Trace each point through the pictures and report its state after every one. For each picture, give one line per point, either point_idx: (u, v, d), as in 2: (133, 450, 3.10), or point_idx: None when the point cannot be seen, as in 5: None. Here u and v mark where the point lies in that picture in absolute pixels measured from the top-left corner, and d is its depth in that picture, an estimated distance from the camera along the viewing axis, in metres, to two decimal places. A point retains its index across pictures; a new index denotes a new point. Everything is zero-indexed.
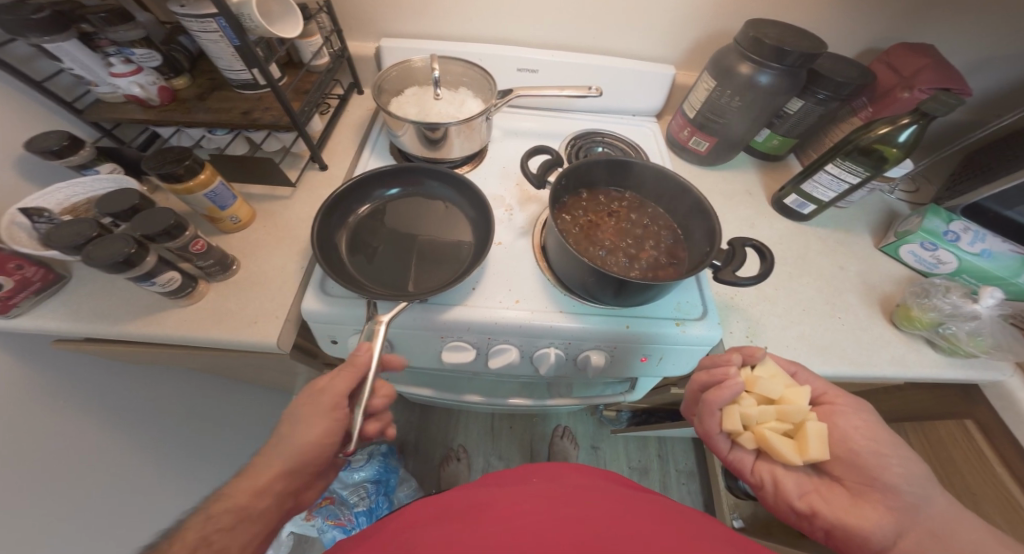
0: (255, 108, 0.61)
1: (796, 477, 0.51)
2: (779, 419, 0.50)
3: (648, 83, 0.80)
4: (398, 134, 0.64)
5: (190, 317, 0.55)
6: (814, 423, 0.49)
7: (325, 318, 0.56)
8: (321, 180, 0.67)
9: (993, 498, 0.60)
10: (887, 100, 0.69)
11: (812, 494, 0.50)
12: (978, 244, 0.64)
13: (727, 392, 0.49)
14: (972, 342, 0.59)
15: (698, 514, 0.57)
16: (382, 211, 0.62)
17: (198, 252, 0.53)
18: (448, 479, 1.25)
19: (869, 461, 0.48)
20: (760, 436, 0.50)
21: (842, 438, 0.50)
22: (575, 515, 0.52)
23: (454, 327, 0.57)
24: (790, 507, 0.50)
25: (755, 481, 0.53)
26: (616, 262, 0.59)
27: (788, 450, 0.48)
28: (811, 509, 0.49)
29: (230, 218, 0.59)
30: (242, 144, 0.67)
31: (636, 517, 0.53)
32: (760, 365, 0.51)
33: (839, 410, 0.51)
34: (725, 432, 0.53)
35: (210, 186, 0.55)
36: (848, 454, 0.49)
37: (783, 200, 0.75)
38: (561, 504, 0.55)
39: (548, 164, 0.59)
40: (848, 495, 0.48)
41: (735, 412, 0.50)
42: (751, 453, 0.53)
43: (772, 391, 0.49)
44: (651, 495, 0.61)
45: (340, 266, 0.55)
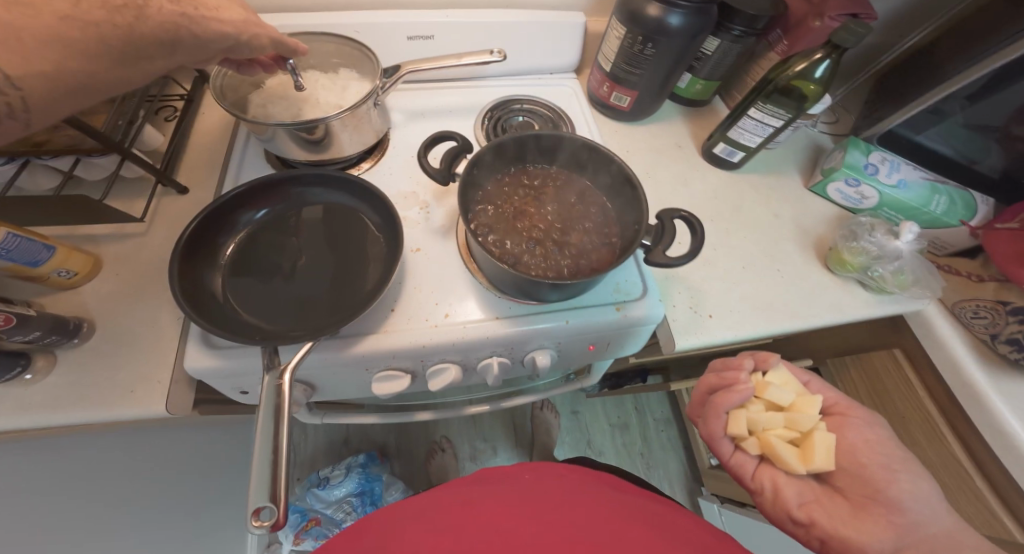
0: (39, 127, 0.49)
1: (797, 486, 0.49)
2: (786, 427, 0.50)
3: (558, 35, 0.71)
4: (267, 139, 0.53)
5: (35, 400, 0.46)
6: (823, 432, 0.48)
7: (220, 373, 0.48)
8: (182, 206, 0.58)
9: (920, 422, 0.65)
10: (800, 30, 0.64)
11: (813, 502, 0.48)
12: (894, 175, 0.66)
13: (738, 396, 0.48)
14: (896, 280, 0.61)
15: (686, 518, 0.55)
16: (255, 240, 0.52)
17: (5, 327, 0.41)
18: (437, 472, 1.20)
19: (877, 474, 0.47)
20: (765, 442, 0.49)
21: (850, 450, 0.49)
22: (562, 518, 0.48)
23: (376, 358, 0.50)
24: (788, 515, 0.48)
25: (755, 487, 0.51)
26: (545, 253, 0.53)
27: (792, 458, 0.48)
28: (810, 519, 0.47)
29: (57, 272, 0.48)
30: (51, 177, 0.53)
31: (621, 518, 0.50)
32: (772, 371, 0.51)
33: (850, 421, 0.51)
34: (728, 435, 0.51)
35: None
36: (855, 465, 0.48)
37: (712, 149, 0.72)
38: (549, 509, 0.51)
39: (453, 153, 0.51)
40: (850, 506, 0.47)
41: (742, 417, 0.49)
42: (753, 459, 0.51)
43: (782, 397, 0.49)
44: (640, 497, 0.59)
45: (219, 311, 0.47)
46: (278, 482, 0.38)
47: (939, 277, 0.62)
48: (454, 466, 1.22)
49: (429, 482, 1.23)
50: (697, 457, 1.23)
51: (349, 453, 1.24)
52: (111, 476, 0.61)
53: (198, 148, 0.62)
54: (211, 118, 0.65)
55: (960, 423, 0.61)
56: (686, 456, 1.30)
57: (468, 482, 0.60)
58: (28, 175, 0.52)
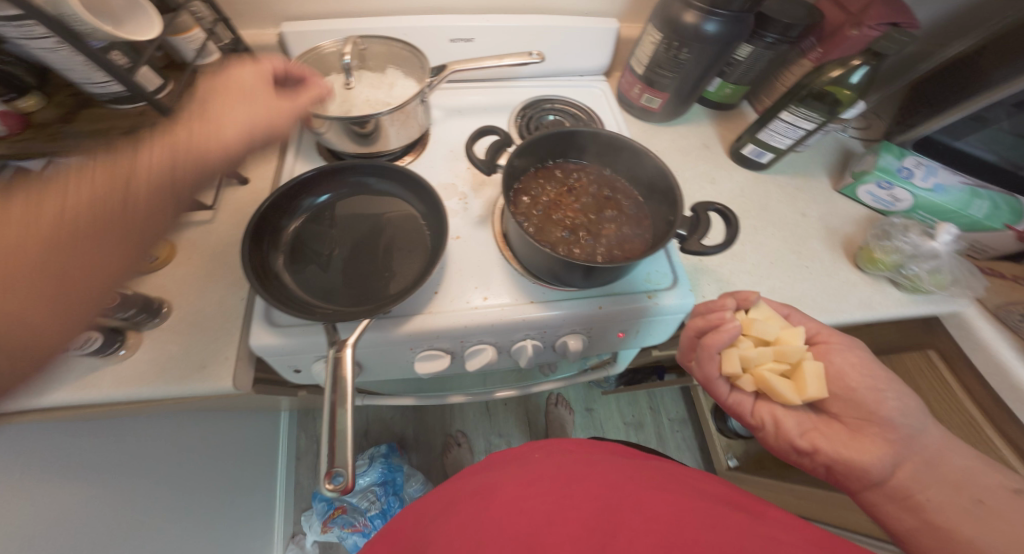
0: (140, 125, 0.52)
1: (795, 416, 0.53)
2: (776, 359, 0.51)
3: (590, 40, 0.75)
4: (322, 133, 0.58)
5: (119, 375, 0.50)
6: (811, 362, 0.50)
7: (281, 350, 0.51)
8: (243, 197, 0.62)
9: (961, 423, 0.66)
10: (836, 39, 0.67)
11: (812, 431, 0.52)
12: (931, 179, 0.67)
13: (726, 336, 0.49)
14: (933, 280, 0.62)
15: (687, 470, 0.58)
16: (312, 225, 0.56)
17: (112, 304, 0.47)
18: (452, 465, 1.23)
19: (866, 397, 0.50)
20: (759, 377, 0.51)
21: (839, 375, 0.51)
22: (579, 489, 0.51)
23: (423, 338, 0.53)
24: (790, 445, 0.52)
25: (755, 422, 0.55)
26: (581, 242, 0.56)
27: (787, 390, 0.50)
28: (812, 447, 0.51)
29: (148, 256, 0.53)
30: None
31: (636, 482, 0.52)
32: (754, 309, 0.52)
33: (834, 347, 0.52)
34: (724, 376, 0.53)
35: None
36: (845, 390, 0.51)
37: (740, 150, 0.74)
38: (566, 479, 0.53)
39: (496, 146, 0.55)
40: (847, 431, 0.50)
41: (734, 355, 0.50)
42: (750, 395, 0.54)
43: (767, 332, 0.50)
44: (645, 459, 0.61)
45: (281, 287, 0.50)
46: (345, 438, 0.43)
47: (981, 276, 0.63)
48: (469, 459, 1.25)
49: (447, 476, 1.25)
50: (713, 457, 1.24)
51: (369, 444, 1.27)
52: None
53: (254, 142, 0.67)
54: None
55: (1004, 423, 0.62)
56: (701, 457, 1.31)
57: (482, 469, 0.62)
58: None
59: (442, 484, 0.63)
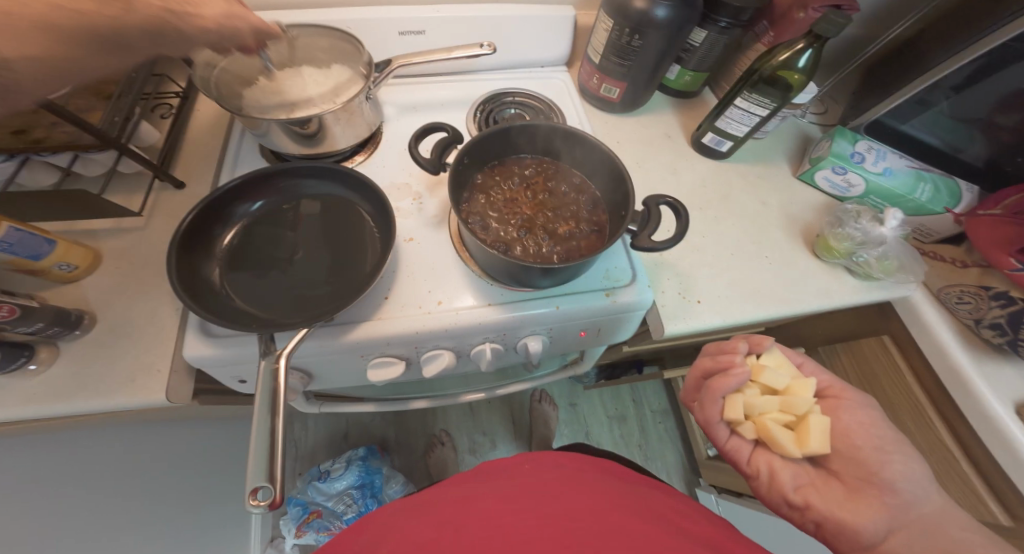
0: (34, 125, 0.50)
1: (793, 470, 0.51)
2: (782, 410, 0.51)
3: (548, 28, 0.72)
4: (262, 134, 0.55)
5: (42, 390, 0.48)
6: (817, 416, 0.49)
7: (216, 362, 0.49)
8: (181, 202, 0.60)
9: (908, 406, 0.67)
10: (785, 22, 0.65)
11: (808, 486, 0.50)
12: (881, 163, 0.67)
13: (733, 381, 0.49)
14: (882, 266, 0.62)
15: (678, 501, 0.57)
16: (251, 232, 0.54)
17: (11, 317, 0.43)
18: (437, 465, 1.21)
19: (871, 456, 0.48)
20: (761, 426, 0.50)
21: (844, 433, 0.51)
22: (561, 510, 0.49)
23: (371, 345, 0.51)
24: (783, 498, 0.50)
25: (751, 471, 0.53)
26: (535, 240, 0.54)
27: (788, 442, 0.49)
28: (805, 502, 0.49)
29: (57, 265, 0.50)
30: (45, 173, 0.54)
31: (621, 509, 0.50)
32: (765, 354, 0.52)
33: (844, 404, 0.52)
34: (724, 421, 0.53)
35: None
36: (850, 448, 0.50)
37: (701, 139, 0.73)
38: (551, 499, 0.51)
39: (443, 144, 0.53)
40: (843, 488, 0.49)
41: (738, 401, 0.50)
42: (749, 443, 0.53)
43: (776, 381, 0.50)
44: (635, 484, 0.59)
45: (217, 300, 0.48)
46: (277, 449, 0.40)
47: (922, 261, 0.63)
48: (453, 459, 1.23)
49: (429, 475, 1.24)
50: (695, 448, 1.24)
51: (349, 446, 1.25)
52: (109, 465, 0.62)
53: (195, 144, 0.64)
54: (208, 114, 0.66)
55: (947, 407, 0.63)
56: (684, 448, 1.31)
57: (471, 478, 0.60)
58: (27, 173, 0.53)
59: (402, 497, 0.59)
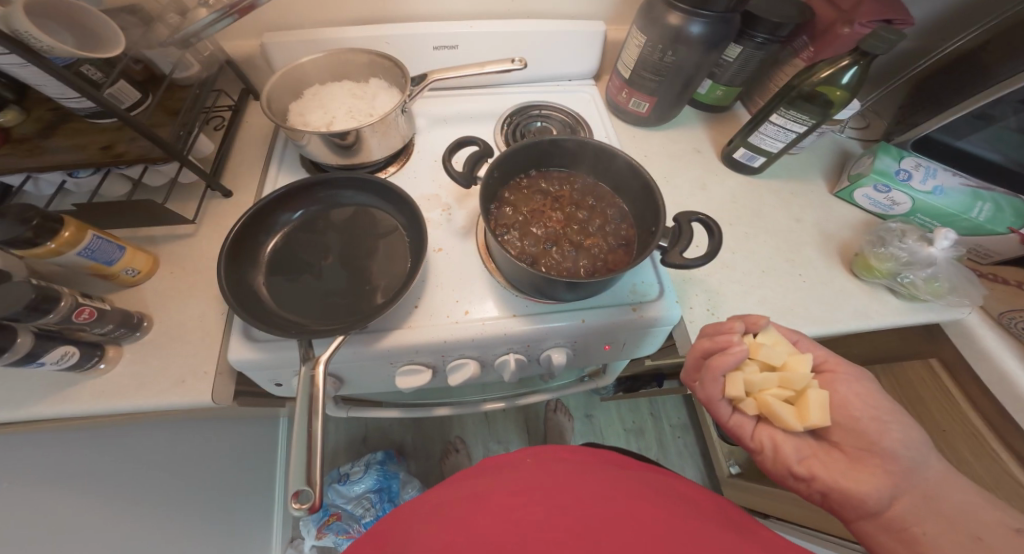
0: (117, 141, 0.52)
1: (796, 441, 0.49)
2: (781, 385, 0.49)
3: (578, 43, 0.73)
4: (303, 145, 0.57)
5: (103, 388, 0.50)
6: (815, 390, 0.47)
7: (259, 365, 0.51)
8: (227, 210, 0.62)
9: (961, 431, 0.65)
10: (827, 37, 0.65)
11: (812, 458, 0.48)
12: (930, 181, 0.66)
13: (733, 359, 0.46)
14: (929, 288, 0.61)
15: (689, 487, 0.56)
16: (290, 240, 0.56)
17: (87, 320, 0.47)
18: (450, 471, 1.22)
19: (869, 427, 0.47)
20: (762, 402, 0.48)
21: (842, 404, 0.48)
22: (574, 500, 0.49)
23: (400, 353, 0.53)
24: (788, 470, 0.49)
25: (754, 446, 0.51)
26: (562, 253, 0.55)
27: (790, 417, 0.47)
28: (810, 473, 0.47)
29: (125, 271, 0.53)
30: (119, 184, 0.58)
31: (639, 500, 0.50)
32: (762, 332, 0.49)
33: (840, 377, 0.50)
34: (726, 397, 0.50)
35: (79, 243, 0.47)
36: (849, 419, 0.48)
37: (732, 154, 0.73)
38: (564, 489, 0.51)
39: (474, 158, 0.54)
40: (846, 459, 0.47)
41: (739, 378, 0.48)
42: (751, 418, 0.51)
43: (774, 357, 0.47)
44: (644, 471, 0.59)
45: (257, 305, 0.50)
46: (314, 447, 0.42)
47: (979, 284, 0.62)
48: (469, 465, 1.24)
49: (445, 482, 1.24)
50: (715, 464, 1.22)
51: (367, 450, 1.27)
52: (146, 460, 0.65)
53: (239, 154, 0.67)
54: (252, 126, 0.70)
55: (1006, 431, 0.61)
56: (703, 464, 1.28)
57: (479, 472, 0.58)
58: (106, 185, 0.57)
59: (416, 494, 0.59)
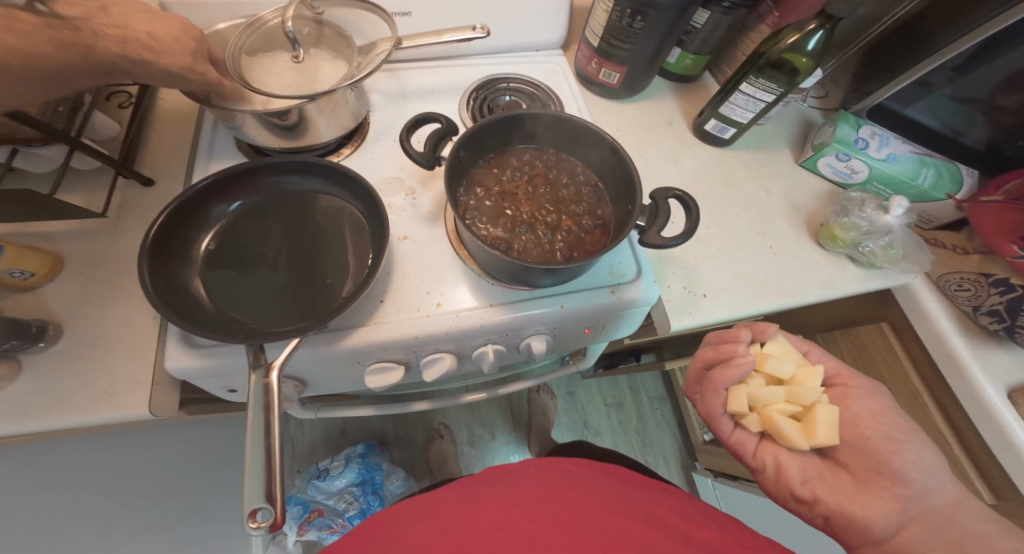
0: None
1: (800, 462, 0.49)
2: (788, 401, 0.49)
3: (546, 8, 0.68)
4: (237, 126, 0.51)
5: (7, 407, 0.44)
6: (825, 405, 0.47)
7: (204, 372, 0.46)
8: (152, 199, 0.55)
9: (904, 392, 0.69)
10: (792, 2, 0.63)
11: (816, 479, 0.48)
12: (885, 150, 0.67)
13: (737, 372, 0.45)
14: (886, 255, 0.63)
15: (684, 501, 0.55)
16: (233, 235, 0.50)
17: None
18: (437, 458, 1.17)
19: (879, 446, 0.48)
20: (766, 418, 0.48)
21: (853, 423, 0.50)
22: (569, 513, 0.47)
23: (367, 351, 0.49)
24: (790, 493, 0.48)
25: (755, 464, 0.51)
26: (537, 236, 0.52)
27: (795, 433, 0.47)
28: (814, 496, 0.47)
29: (10, 272, 0.45)
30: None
31: (633, 515, 0.48)
32: (771, 342, 0.49)
33: (852, 392, 0.51)
34: (728, 413, 0.50)
35: None
36: (858, 438, 0.49)
37: (703, 126, 0.72)
38: (557, 503, 0.49)
39: (437, 136, 0.49)
40: (854, 483, 0.47)
41: (742, 393, 0.47)
42: (755, 435, 0.51)
43: (782, 371, 0.48)
44: (637, 486, 0.57)
45: (197, 310, 0.45)
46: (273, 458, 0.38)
47: (927, 250, 0.64)
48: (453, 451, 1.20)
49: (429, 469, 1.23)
50: (691, 432, 1.26)
51: (347, 442, 1.23)
52: (102, 478, 0.59)
53: (165, 137, 0.59)
54: (174, 103, 0.62)
55: (939, 389, 0.65)
56: (680, 432, 1.32)
57: (473, 481, 0.57)
58: None
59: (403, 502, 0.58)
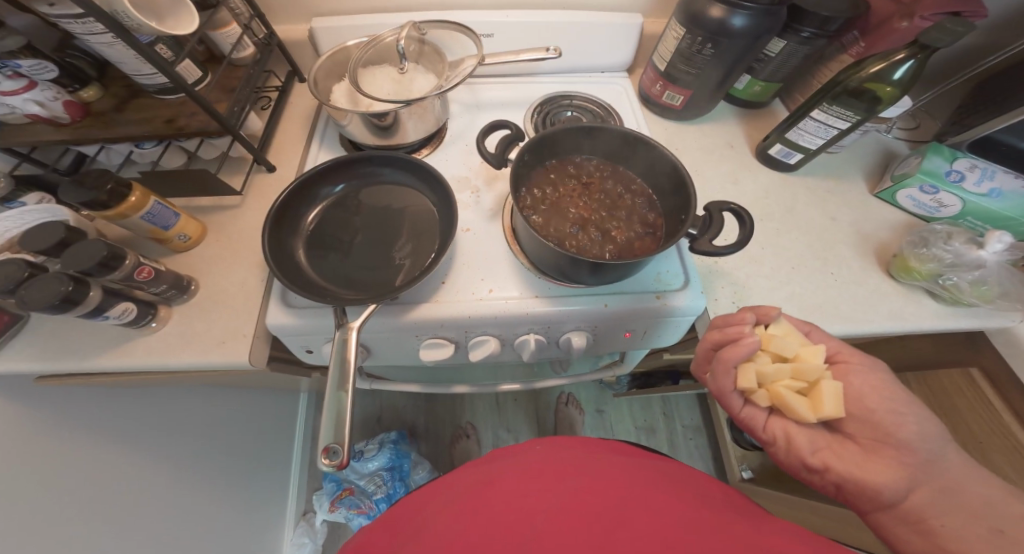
0: (180, 115, 0.57)
1: (809, 434, 0.48)
2: (794, 377, 0.48)
3: (614, 36, 0.74)
4: (344, 125, 0.61)
5: (158, 343, 0.54)
6: (830, 381, 0.47)
7: (296, 330, 0.54)
8: (270, 183, 0.66)
9: (999, 445, 0.63)
10: (884, 31, 0.64)
11: (825, 450, 0.47)
12: (986, 183, 0.63)
13: (745, 351, 0.45)
14: (974, 291, 0.59)
15: (698, 475, 0.55)
16: (328, 215, 0.59)
17: (146, 279, 0.51)
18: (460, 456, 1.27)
19: (885, 418, 0.45)
20: (775, 394, 0.48)
21: (858, 396, 0.47)
22: (583, 483, 0.50)
23: (427, 326, 0.55)
24: (801, 462, 0.48)
25: (768, 438, 0.51)
26: (589, 238, 0.55)
27: (803, 408, 0.46)
28: (823, 465, 0.47)
29: (178, 236, 0.58)
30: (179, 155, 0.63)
31: (645, 488, 0.50)
32: (773, 324, 0.48)
33: (854, 368, 0.48)
34: (738, 390, 0.50)
35: (144, 208, 0.52)
36: (862, 411, 0.47)
37: (768, 150, 0.72)
38: (573, 474, 0.52)
39: (507, 140, 0.55)
40: (861, 451, 0.46)
41: (751, 369, 0.47)
42: (764, 410, 0.50)
43: (787, 348, 0.47)
44: (647, 458, 0.59)
45: (295, 273, 0.53)
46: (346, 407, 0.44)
47: None
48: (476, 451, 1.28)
49: (452, 465, 1.27)
50: (726, 468, 1.20)
51: (381, 429, 1.31)
52: None
53: (285, 134, 0.70)
54: (299, 106, 0.73)
55: None
56: (716, 467, 1.27)
57: (495, 457, 0.60)
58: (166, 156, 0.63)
59: (431, 481, 0.62)
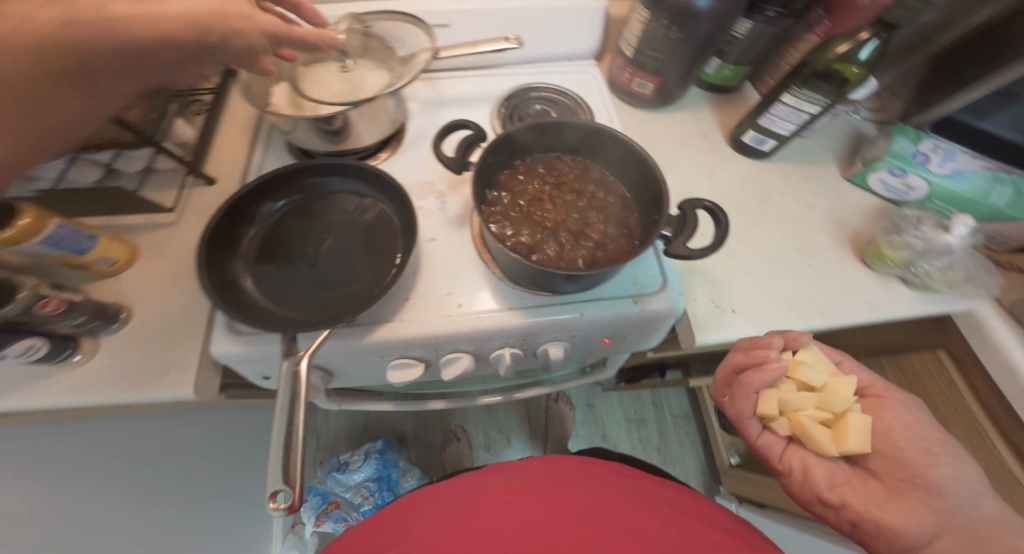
0: None
1: (829, 468, 0.48)
2: (817, 407, 0.48)
3: (578, 20, 0.69)
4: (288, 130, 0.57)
5: (85, 379, 0.49)
6: (856, 414, 0.47)
7: (247, 358, 0.50)
8: (210, 197, 0.60)
9: (964, 426, 0.63)
10: (846, 10, 0.61)
11: (844, 485, 0.47)
12: (949, 165, 0.62)
13: (769, 376, 0.45)
14: (944, 277, 0.58)
15: (673, 492, 0.54)
16: (276, 231, 0.54)
17: (53, 312, 0.44)
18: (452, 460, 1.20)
19: (914, 459, 0.46)
20: (796, 423, 0.47)
21: (887, 432, 0.48)
22: (566, 501, 0.47)
23: (390, 346, 0.51)
24: (817, 497, 0.47)
25: (782, 469, 0.50)
26: (559, 243, 0.52)
27: (825, 439, 0.46)
28: (840, 501, 0.46)
29: (100, 260, 0.51)
30: (91, 168, 0.52)
31: (627, 506, 0.47)
32: (802, 351, 0.48)
33: (887, 403, 0.49)
34: (757, 416, 0.49)
35: (40, 232, 0.43)
36: (890, 448, 0.47)
37: (741, 137, 0.70)
38: (553, 491, 0.49)
39: (466, 143, 0.51)
40: (883, 488, 0.46)
41: (773, 397, 0.47)
42: (782, 439, 0.49)
43: (814, 377, 0.47)
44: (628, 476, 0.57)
45: (239, 299, 0.48)
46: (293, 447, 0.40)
47: (997, 273, 0.60)
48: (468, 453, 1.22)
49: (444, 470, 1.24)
50: (715, 455, 1.21)
51: (368, 438, 1.27)
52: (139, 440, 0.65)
53: (225, 140, 0.64)
54: (241, 109, 0.67)
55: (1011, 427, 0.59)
56: (705, 453, 1.27)
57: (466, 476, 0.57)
58: None
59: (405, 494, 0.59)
